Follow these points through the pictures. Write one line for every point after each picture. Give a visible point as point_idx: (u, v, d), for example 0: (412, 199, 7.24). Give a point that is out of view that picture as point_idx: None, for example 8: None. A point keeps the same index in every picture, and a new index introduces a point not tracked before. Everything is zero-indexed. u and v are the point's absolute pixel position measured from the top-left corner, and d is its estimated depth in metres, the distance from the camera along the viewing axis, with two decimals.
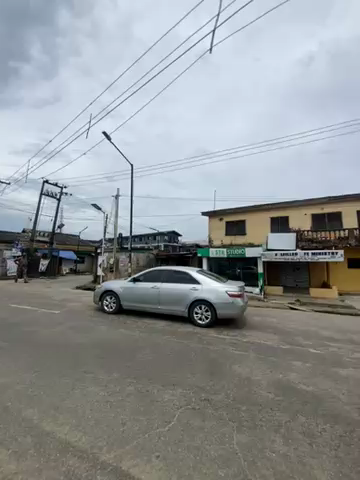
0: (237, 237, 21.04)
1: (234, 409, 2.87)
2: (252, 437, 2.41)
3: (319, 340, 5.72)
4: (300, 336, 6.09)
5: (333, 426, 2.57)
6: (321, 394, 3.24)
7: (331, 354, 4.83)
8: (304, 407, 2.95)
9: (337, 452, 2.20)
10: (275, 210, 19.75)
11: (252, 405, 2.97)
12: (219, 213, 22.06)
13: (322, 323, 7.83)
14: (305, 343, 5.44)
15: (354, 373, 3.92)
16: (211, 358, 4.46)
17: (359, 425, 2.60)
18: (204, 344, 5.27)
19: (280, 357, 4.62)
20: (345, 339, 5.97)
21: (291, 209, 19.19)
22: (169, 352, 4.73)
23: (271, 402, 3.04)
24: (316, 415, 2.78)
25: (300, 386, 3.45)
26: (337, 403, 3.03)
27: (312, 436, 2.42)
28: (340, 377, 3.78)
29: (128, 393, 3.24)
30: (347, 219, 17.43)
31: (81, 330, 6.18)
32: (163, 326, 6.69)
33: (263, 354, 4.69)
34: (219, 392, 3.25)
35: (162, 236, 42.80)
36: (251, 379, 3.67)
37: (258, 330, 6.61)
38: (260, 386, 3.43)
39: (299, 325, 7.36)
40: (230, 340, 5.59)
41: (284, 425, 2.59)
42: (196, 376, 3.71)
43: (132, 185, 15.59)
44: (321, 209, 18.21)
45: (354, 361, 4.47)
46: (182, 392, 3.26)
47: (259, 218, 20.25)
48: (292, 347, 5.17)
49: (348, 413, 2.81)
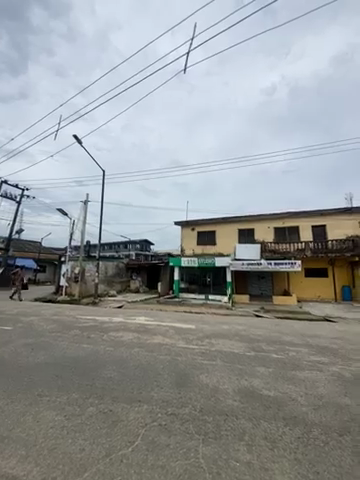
0: (208, 246, 21.76)
1: (200, 422, 2.83)
2: (217, 448, 2.40)
3: (280, 346, 6.08)
4: (264, 342, 6.42)
5: (292, 429, 2.72)
6: (282, 398, 3.40)
7: (291, 358, 5.17)
8: (266, 412, 3.06)
9: (296, 454, 2.31)
10: (242, 222, 21.05)
11: (219, 414, 2.98)
12: (190, 223, 22.67)
13: (283, 329, 8.37)
14: (268, 349, 5.75)
15: (310, 375, 4.26)
16: (179, 369, 4.40)
17: (314, 426, 2.77)
18: (172, 355, 5.18)
19: (246, 363, 4.79)
20: (302, 343, 6.47)
21: (256, 221, 20.66)
22: (135, 366, 4.53)
23: (236, 410, 3.08)
24: (277, 419, 2.90)
25: (263, 392, 3.59)
26: (296, 405, 3.22)
27: (274, 441, 2.51)
28: (298, 380, 4.04)
29: (89, 415, 2.97)
30: (303, 232, 19.34)
31: (37, 347, 5.55)
32: (130, 339, 6.42)
33: (230, 362, 4.81)
34: (185, 405, 3.18)
35: (134, 245, 42.11)
36: (218, 388, 3.69)
37: (226, 338, 6.79)
38: (226, 395, 3.48)
39: (263, 332, 7.77)
40: (198, 349, 5.61)
41: (248, 433, 2.63)
42: (163, 390, 3.59)
43: (103, 191, 15.20)
44: (281, 223, 19.98)
45: (310, 363, 4.86)
46: (148, 408, 3.11)
47: (228, 229, 21.36)
48: (257, 353, 5.40)
49: (305, 415, 3.00)
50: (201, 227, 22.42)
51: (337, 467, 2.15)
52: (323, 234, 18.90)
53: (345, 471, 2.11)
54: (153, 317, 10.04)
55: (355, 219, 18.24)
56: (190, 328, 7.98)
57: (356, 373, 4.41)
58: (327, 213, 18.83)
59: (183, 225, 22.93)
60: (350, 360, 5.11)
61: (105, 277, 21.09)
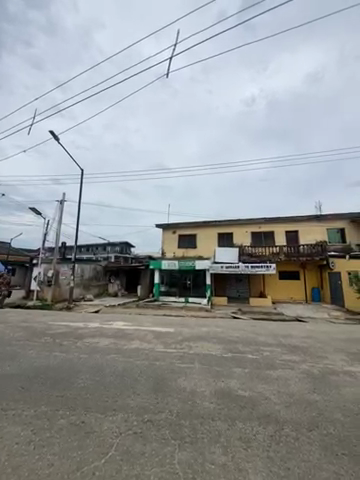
0: (188, 249, 21.96)
1: (177, 427, 2.81)
2: (193, 453, 2.39)
3: (256, 346, 6.31)
4: (241, 343, 6.61)
5: (266, 428, 2.81)
6: (256, 398, 3.51)
7: (265, 358, 5.39)
8: (241, 412, 3.13)
9: (269, 453, 2.38)
10: (222, 226, 21.64)
11: (195, 418, 2.98)
12: (171, 226, 22.73)
13: (259, 330, 8.70)
14: (244, 350, 5.93)
15: (282, 374, 4.46)
16: (157, 374, 4.33)
17: (286, 423, 2.90)
18: (150, 360, 5.09)
19: (223, 365, 4.88)
20: (276, 343, 6.79)
21: (235, 225, 21.38)
22: (111, 373, 4.36)
23: (213, 412, 3.11)
24: (251, 418, 2.98)
25: (239, 392, 3.68)
26: (270, 404, 3.35)
27: (248, 440, 2.58)
28: (271, 379, 4.21)
29: (60, 427, 2.78)
30: (278, 237, 20.43)
31: (1, 357, 5.09)
32: (107, 345, 6.18)
33: (207, 365, 4.86)
34: (162, 411, 3.13)
35: (113, 247, 40.93)
36: (196, 391, 3.70)
37: (204, 340, 6.86)
38: (203, 398, 3.49)
39: (240, 333, 8.01)
40: (177, 353, 5.59)
41: (223, 434, 2.67)
42: (139, 397, 3.50)
43: (81, 190, 14.65)
44: (258, 228, 20.92)
45: (282, 362, 5.10)
46: (123, 417, 3.00)
47: (208, 232, 21.80)
48: (233, 355, 5.53)
49: (277, 413, 3.12)
50: (182, 230, 22.59)
51: (307, 462, 2.26)
52: (295, 239, 20.13)
53: (313, 465, 2.23)
54: (132, 322, 9.80)
55: (324, 226, 19.69)
56: (169, 331, 7.94)
57: (322, 369, 4.74)
58: (299, 219, 20.11)
59: (164, 228, 22.91)
60: (317, 357, 5.48)
61: (81, 280, 20.08)
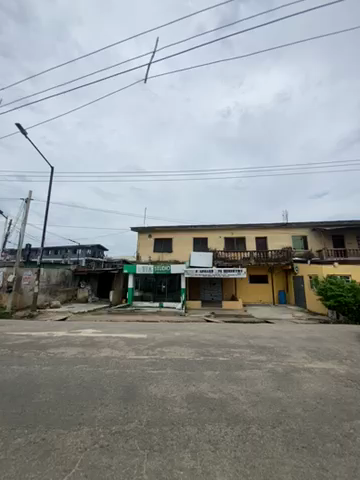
0: (164, 253, 21.90)
1: (146, 435, 2.73)
2: (162, 460, 2.35)
3: (227, 348, 6.50)
4: (212, 346, 6.75)
5: (233, 428, 2.89)
6: (226, 399, 3.60)
7: (235, 359, 5.56)
8: (211, 414, 3.17)
9: (236, 452, 2.45)
10: (197, 230, 22.09)
11: (165, 425, 2.94)
12: (147, 229, 22.52)
13: (230, 332, 8.99)
14: (215, 353, 6.07)
15: (250, 374, 4.66)
16: (127, 383, 4.18)
17: (252, 421, 3.02)
18: (121, 368, 4.90)
19: (194, 368, 4.92)
20: (245, 344, 7.07)
21: (209, 231, 22.00)
22: (77, 384, 4.09)
23: (183, 417, 3.10)
24: (220, 420, 3.05)
25: (209, 395, 3.74)
26: (238, 404, 3.45)
27: (216, 443, 2.62)
28: (240, 379, 4.37)
29: (15, 448, 2.50)
30: (249, 242, 21.52)
31: None
32: (74, 355, 5.79)
33: (179, 369, 4.85)
34: (131, 420, 3.02)
35: (84, 250, 38.82)
36: (166, 397, 3.65)
37: (177, 345, 6.85)
38: (174, 403, 3.46)
39: (212, 336, 8.18)
40: (149, 359, 5.48)
41: (193, 439, 2.67)
42: (107, 408, 3.33)
43: (49, 188, 13.73)
44: (231, 233, 21.81)
45: (251, 362, 5.33)
46: (89, 430, 2.82)
47: (184, 237, 22.05)
48: (205, 358, 5.61)
49: (245, 412, 3.24)
50: (157, 233, 22.49)
51: (271, 458, 2.37)
52: (264, 245, 21.41)
53: (276, 461, 2.34)
54: (102, 329, 9.35)
55: (289, 233, 21.31)
56: (142, 337, 7.76)
57: (286, 367, 5.07)
58: (268, 226, 21.51)
59: (139, 231, 22.59)
60: (282, 356, 5.84)
61: (47, 286, 18.53)
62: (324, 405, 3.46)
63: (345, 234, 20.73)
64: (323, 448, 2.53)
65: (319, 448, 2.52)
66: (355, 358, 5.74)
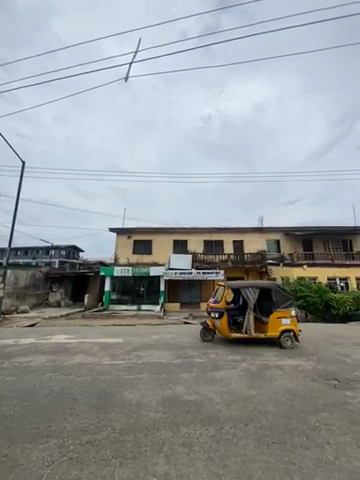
0: (143, 255, 21.60)
1: (119, 443, 2.64)
2: (134, 468, 2.28)
3: (203, 349, 6.59)
4: (190, 348, 6.79)
5: (208, 428, 2.92)
6: (201, 401, 3.63)
7: (211, 360, 5.66)
8: (186, 417, 3.18)
9: (210, 453, 2.48)
10: (177, 233, 22.19)
11: (139, 431, 2.87)
12: (126, 231, 22.09)
13: None
14: (192, 354, 6.11)
15: (226, 374, 4.77)
16: (101, 389, 4.01)
17: (226, 421, 3.09)
18: (94, 374, 4.69)
19: (171, 371, 4.89)
20: (221, 345, 7.24)
21: (189, 233, 22.23)
22: (45, 395, 3.81)
23: (158, 422, 3.06)
24: (195, 422, 3.06)
25: (185, 397, 3.75)
26: (213, 405, 3.51)
27: (190, 445, 2.62)
28: (215, 380, 4.45)
29: None
30: (227, 245, 22.16)
31: None
32: (43, 363, 5.40)
33: (156, 373, 4.79)
34: (104, 429, 2.90)
35: (58, 251, 36.68)
36: (141, 402, 3.58)
37: (154, 348, 6.77)
38: (149, 408, 3.40)
39: (189, 338, 8.23)
40: (124, 364, 5.32)
41: (168, 443, 2.65)
42: (78, 418, 3.16)
43: (20, 184, 12.76)
44: (210, 236, 22.27)
45: (226, 362, 5.47)
46: (57, 443, 2.64)
47: (164, 239, 22.00)
48: (182, 360, 5.62)
49: (219, 412, 3.30)
50: (137, 235, 22.14)
51: (243, 456, 2.44)
52: (241, 248, 22.21)
53: (248, 458, 2.41)
54: (75, 334, 8.88)
55: (264, 237, 22.39)
56: (118, 342, 7.52)
57: (259, 365, 5.28)
58: (245, 230, 22.41)
59: (118, 232, 22.07)
60: (256, 355, 6.08)
61: (15, 289, 17.08)
62: (293, 400, 3.66)
63: (313, 239, 22.34)
64: (291, 442, 2.67)
65: (288, 442, 2.66)
66: (320, 354, 6.19)
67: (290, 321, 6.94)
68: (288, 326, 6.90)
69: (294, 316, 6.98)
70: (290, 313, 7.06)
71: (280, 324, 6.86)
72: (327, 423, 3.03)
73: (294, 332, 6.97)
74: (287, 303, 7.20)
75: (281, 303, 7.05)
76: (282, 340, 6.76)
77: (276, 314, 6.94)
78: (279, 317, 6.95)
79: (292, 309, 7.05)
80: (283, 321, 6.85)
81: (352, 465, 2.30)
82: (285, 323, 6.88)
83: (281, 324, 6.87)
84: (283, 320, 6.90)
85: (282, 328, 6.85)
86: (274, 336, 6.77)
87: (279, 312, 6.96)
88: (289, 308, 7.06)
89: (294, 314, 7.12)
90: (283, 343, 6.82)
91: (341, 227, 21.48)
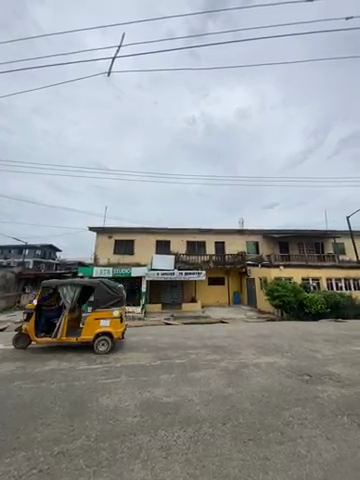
0: (124, 255, 21.16)
1: (94, 451, 2.54)
2: (110, 476, 2.21)
3: (184, 350, 6.60)
4: (170, 349, 6.78)
5: (186, 430, 2.92)
6: (180, 402, 3.63)
7: (191, 360, 5.70)
8: (165, 420, 3.15)
9: (187, 455, 2.48)
10: (160, 233, 22.06)
11: (116, 437, 2.78)
12: (107, 230, 21.49)
13: (188, 334, 9.19)
14: (173, 355, 6.10)
15: (205, 373, 4.82)
16: (76, 396, 3.83)
17: (204, 421, 3.12)
18: (69, 381, 4.47)
19: (150, 373, 4.83)
20: (201, 345, 7.32)
21: (172, 234, 22.21)
22: (14, 405, 3.54)
23: (135, 426, 2.99)
24: (173, 424, 3.04)
25: (164, 399, 3.71)
26: (191, 405, 3.52)
27: (168, 448, 2.60)
28: (195, 380, 4.48)
29: None
30: (208, 246, 22.50)
31: None
32: (12, 370, 5.03)
33: (135, 376, 4.69)
34: (78, 437, 2.77)
35: (32, 250, 34.53)
36: (119, 407, 3.48)
37: (134, 350, 6.63)
38: (127, 413, 3.32)
39: (170, 339, 8.21)
40: (102, 368, 5.15)
41: (145, 447, 2.60)
42: (50, 427, 2.98)
43: None
44: (192, 237, 22.46)
45: (206, 362, 5.53)
46: (26, 455, 2.47)
47: (146, 239, 21.74)
48: (162, 362, 5.58)
49: (198, 413, 3.32)
50: (118, 235, 21.64)
51: (220, 456, 2.47)
52: (222, 249, 22.69)
53: (225, 457, 2.45)
54: None
55: (244, 239, 23.13)
56: (95, 345, 7.25)
57: (237, 364, 5.42)
58: (226, 232, 22.94)
59: (99, 231, 21.41)
60: (234, 353, 6.24)
61: None
62: (268, 396, 3.81)
63: (289, 241, 23.55)
64: (266, 438, 2.77)
65: (263, 439, 2.75)
66: (294, 351, 6.54)
67: (110, 323, 6.49)
68: (106, 329, 6.44)
69: (114, 317, 6.52)
70: (113, 314, 6.60)
71: (97, 326, 6.40)
72: (300, 417, 3.19)
73: (114, 334, 6.51)
74: (114, 304, 6.76)
75: (102, 303, 6.57)
76: (96, 345, 6.31)
77: (94, 314, 6.48)
78: (99, 318, 6.48)
79: (115, 310, 6.59)
80: (100, 323, 6.40)
81: (322, 457, 2.45)
82: (103, 324, 6.43)
83: (98, 325, 6.41)
84: (101, 322, 6.44)
85: (98, 331, 6.38)
86: (87, 339, 6.27)
87: (98, 313, 6.50)
88: (112, 308, 6.60)
89: (119, 315, 6.68)
90: (98, 348, 6.35)
91: (314, 231, 22.92)
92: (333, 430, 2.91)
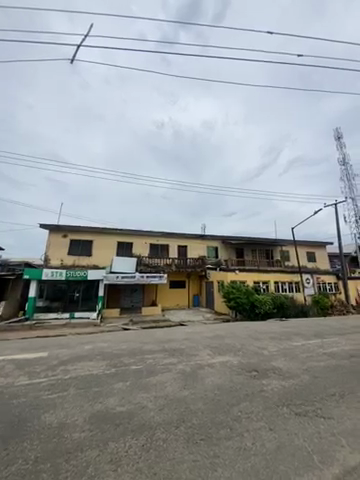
0: (81, 257, 19.67)
1: (32, 476, 2.23)
2: None
3: (140, 356, 6.43)
4: (126, 355, 6.52)
5: (139, 438, 2.83)
6: (133, 410, 3.50)
7: (148, 365, 5.59)
8: (116, 431, 2.99)
9: (138, 465, 2.39)
10: (122, 234, 21.28)
11: (60, 456, 2.53)
12: (62, 229, 19.72)
13: (146, 339, 9.01)
14: (129, 362, 5.88)
15: (161, 378, 4.80)
16: (12, 416, 3.33)
17: (158, 426, 3.08)
18: (4, 400, 3.86)
19: (103, 383, 4.55)
20: (159, 349, 7.25)
21: (135, 235, 21.67)
22: None
23: (83, 442, 2.76)
24: (126, 434, 2.92)
25: (116, 409, 3.53)
26: (146, 412, 3.44)
27: (118, 460, 2.47)
28: (150, 385, 4.40)
29: None
30: (171, 249, 22.68)
31: None
32: None
33: (85, 387, 4.35)
34: (12, 462, 2.41)
35: None
36: (65, 423, 3.16)
37: (86, 359, 6.17)
38: (74, 428, 3.04)
39: (127, 345, 7.90)
40: (47, 382, 4.61)
41: (92, 463, 2.41)
42: None
43: None
44: (155, 240, 22.33)
45: (163, 366, 5.51)
46: None
47: (107, 240, 20.69)
48: (117, 369, 5.32)
49: (152, 419, 3.26)
50: (75, 234, 20.06)
51: (171, 460, 2.47)
52: (185, 253, 23.16)
53: (176, 460, 2.46)
54: None
55: (205, 243, 24.12)
56: (40, 356, 6.46)
57: (193, 365, 5.55)
58: (189, 236, 23.55)
59: (52, 229, 19.50)
60: (191, 356, 6.36)
61: None
62: (220, 395, 4.00)
63: (245, 248, 25.55)
64: (217, 435, 2.89)
65: (214, 437, 2.87)
66: (245, 349, 7.06)
67: None
68: None
69: None
70: None
71: None
72: (247, 412, 3.44)
73: None
74: None
75: None
76: None
77: None
78: None
79: None
80: None
81: (265, 447, 2.67)
82: None
83: None
84: None
85: None
86: None
87: None
88: None
89: None
90: None
91: (266, 239, 25.42)
92: (275, 420, 3.22)
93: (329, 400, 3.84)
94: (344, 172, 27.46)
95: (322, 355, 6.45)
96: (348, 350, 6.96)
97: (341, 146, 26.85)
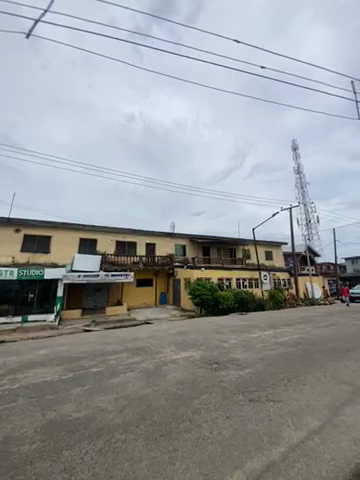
0: (37, 254, 17.85)
1: None
2: None
3: (102, 357, 6.16)
4: (87, 358, 6.19)
5: (96, 443, 2.72)
6: (91, 415, 3.34)
7: (110, 367, 5.39)
8: (71, 438, 2.81)
9: (95, 469, 2.30)
10: (85, 231, 20.00)
11: (3, 473, 2.26)
12: (15, 222, 17.57)
13: (109, 339, 8.68)
14: (89, 364, 5.59)
15: (124, 378, 4.68)
16: None
17: (117, 428, 2.99)
18: None
19: (58, 389, 4.22)
20: (122, 349, 7.06)
21: (100, 232, 20.59)
22: None
23: (33, 454, 2.51)
24: (82, 440, 2.77)
25: (72, 415, 3.32)
26: (105, 415, 3.32)
27: (73, 468, 2.33)
28: (111, 387, 4.25)
29: None
30: (139, 247, 22.19)
31: None
32: None
33: (38, 395, 3.98)
34: None
35: None
36: (12, 436, 2.84)
37: (40, 365, 5.64)
38: (23, 440, 2.76)
39: (87, 347, 7.50)
40: None
41: (43, 475, 2.23)
42: None
43: None
44: (122, 237, 21.57)
45: (125, 366, 5.38)
46: None
47: (68, 236, 19.18)
48: (75, 373, 4.99)
49: (111, 421, 3.16)
50: (31, 229, 18.09)
51: (130, 460, 2.43)
52: (153, 251, 22.89)
53: (135, 460, 2.43)
54: None
55: (173, 241, 24.25)
56: None
57: (157, 363, 5.55)
58: (157, 234, 23.36)
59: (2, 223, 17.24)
60: (155, 353, 6.35)
61: None
62: (182, 390, 4.09)
63: (211, 246, 26.53)
64: (177, 429, 2.95)
65: (173, 431, 2.92)
66: (207, 343, 7.35)
67: None
68: None
69: None
70: None
71: None
72: (206, 403, 3.59)
73: None
74: None
75: None
76: None
77: None
78: None
79: None
80: None
81: (221, 435, 2.83)
82: None
83: None
84: None
85: None
86: None
87: None
88: None
89: None
90: None
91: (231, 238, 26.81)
92: (231, 408, 3.44)
93: (279, 385, 4.27)
94: (298, 180, 30.63)
95: (275, 344, 7.12)
96: (296, 338, 7.84)
97: (297, 156, 29.87)
